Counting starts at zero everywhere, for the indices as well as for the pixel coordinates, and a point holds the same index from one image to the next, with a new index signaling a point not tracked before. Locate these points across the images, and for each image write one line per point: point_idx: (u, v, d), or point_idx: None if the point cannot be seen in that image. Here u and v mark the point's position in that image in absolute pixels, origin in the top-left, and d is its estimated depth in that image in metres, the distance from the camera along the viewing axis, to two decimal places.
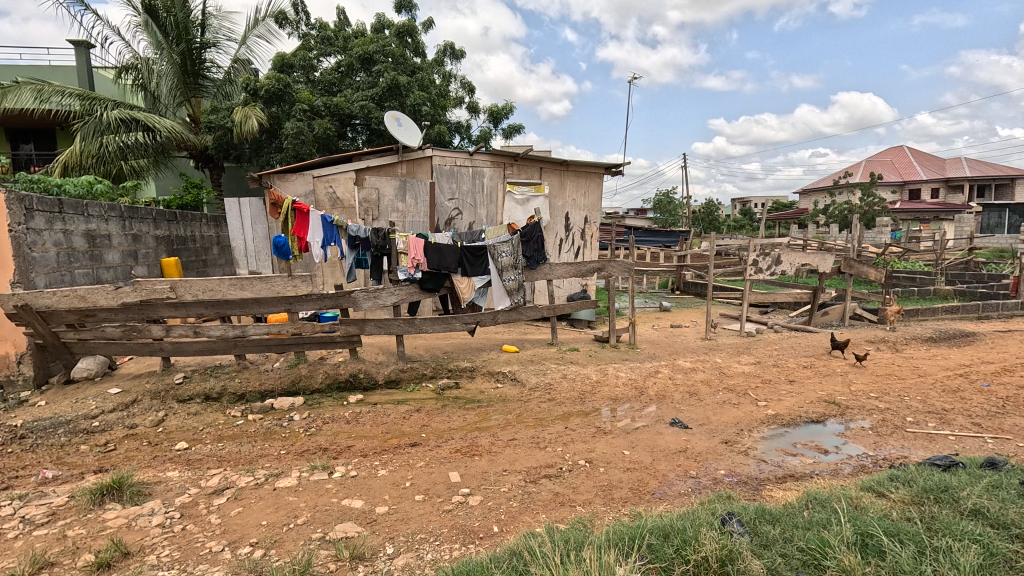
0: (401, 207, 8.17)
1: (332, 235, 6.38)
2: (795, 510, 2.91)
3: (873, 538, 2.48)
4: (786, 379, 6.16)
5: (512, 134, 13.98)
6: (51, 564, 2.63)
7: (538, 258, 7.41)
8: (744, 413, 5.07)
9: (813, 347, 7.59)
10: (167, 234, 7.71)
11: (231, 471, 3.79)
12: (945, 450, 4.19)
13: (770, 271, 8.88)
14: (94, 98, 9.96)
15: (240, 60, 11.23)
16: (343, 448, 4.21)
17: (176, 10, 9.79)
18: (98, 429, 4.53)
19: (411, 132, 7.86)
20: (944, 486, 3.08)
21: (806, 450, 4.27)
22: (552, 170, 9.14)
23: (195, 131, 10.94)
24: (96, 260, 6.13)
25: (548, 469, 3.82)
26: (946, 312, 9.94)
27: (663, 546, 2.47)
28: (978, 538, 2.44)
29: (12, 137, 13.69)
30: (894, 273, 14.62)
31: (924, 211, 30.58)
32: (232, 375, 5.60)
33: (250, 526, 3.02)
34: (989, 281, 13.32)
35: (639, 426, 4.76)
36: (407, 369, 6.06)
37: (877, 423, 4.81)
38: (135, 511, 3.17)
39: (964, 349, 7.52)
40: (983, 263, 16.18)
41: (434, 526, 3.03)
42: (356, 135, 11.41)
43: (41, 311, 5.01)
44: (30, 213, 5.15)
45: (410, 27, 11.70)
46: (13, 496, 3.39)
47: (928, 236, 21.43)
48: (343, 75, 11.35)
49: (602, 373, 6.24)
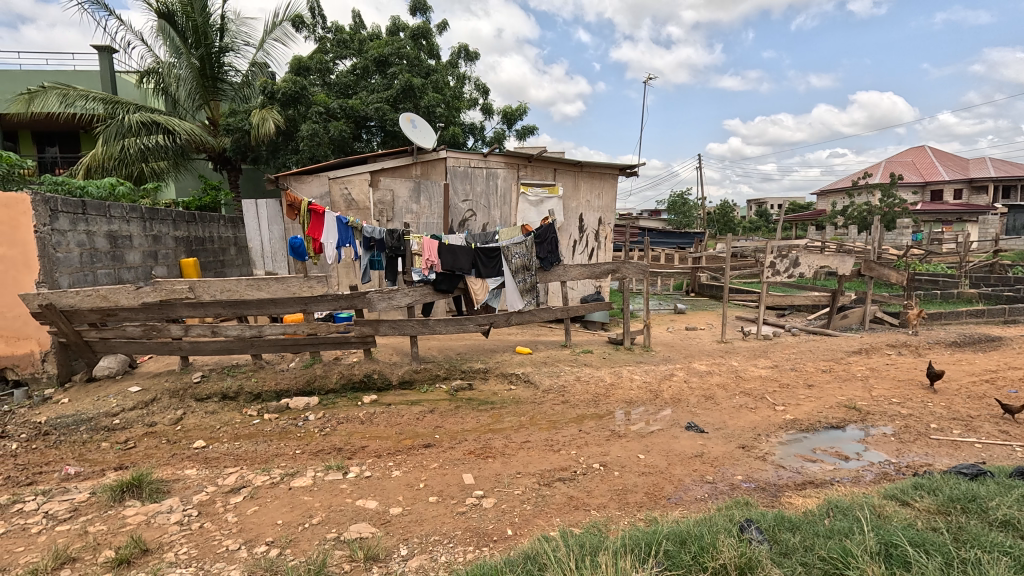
0: (416, 208, 8.20)
1: (347, 236, 6.44)
2: (816, 518, 2.84)
3: (898, 547, 2.41)
4: (805, 384, 6.04)
5: (525, 134, 13.95)
6: (73, 560, 2.68)
7: (552, 260, 7.39)
8: (762, 418, 4.99)
9: (832, 351, 7.45)
10: (186, 235, 7.84)
11: (247, 469, 3.83)
12: (972, 458, 4.07)
13: (788, 273, 8.70)
14: (116, 102, 10.18)
15: (257, 64, 11.40)
16: (357, 449, 4.24)
17: (195, 14, 9.99)
18: (119, 427, 4.62)
19: (426, 133, 7.87)
20: (972, 495, 2.98)
21: (825, 457, 4.18)
22: (566, 171, 9.10)
23: (214, 134, 11.14)
24: (118, 260, 6.26)
25: (562, 472, 3.79)
26: (971, 316, 9.68)
27: (680, 553, 2.43)
28: (1008, 550, 2.35)
29: (39, 140, 14.08)
30: (916, 275, 14.32)
31: (947, 212, 29.85)
32: (249, 375, 5.66)
33: (266, 525, 3.05)
34: (1016, 285, 12.95)
35: (653, 430, 4.71)
36: (421, 369, 6.07)
37: (900, 430, 4.69)
38: (154, 508, 3.21)
39: (990, 354, 7.30)
40: (1011, 265, 15.71)
41: (447, 528, 3.02)
42: (372, 137, 11.48)
43: (65, 310, 5.12)
44: (55, 215, 5.29)
45: (425, 29, 11.76)
46: (37, 491, 3.46)
47: (952, 238, 20.90)
48: (359, 78, 11.46)
49: (617, 376, 6.19)
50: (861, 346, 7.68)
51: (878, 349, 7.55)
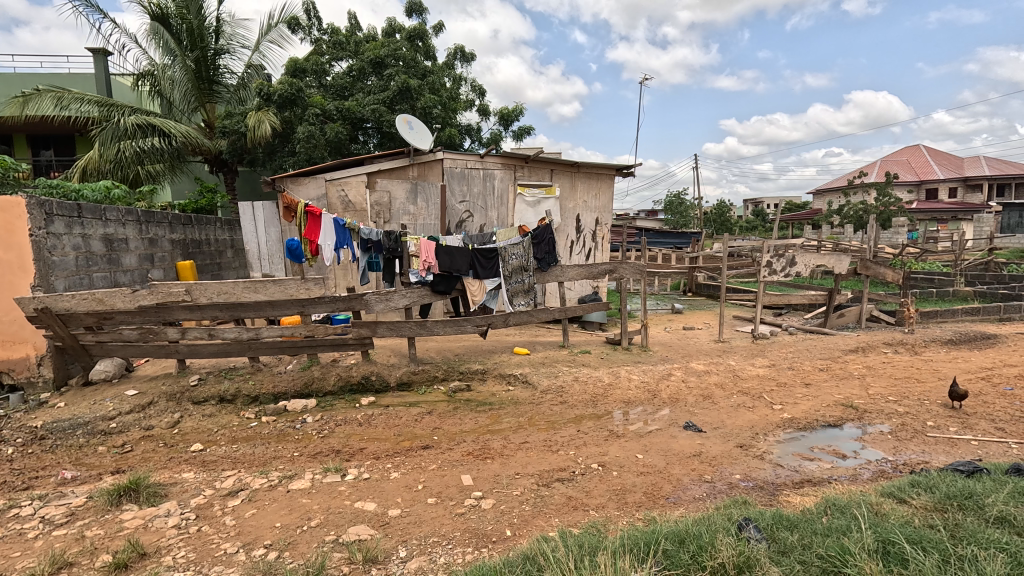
0: (413, 209, 8.19)
1: (344, 238, 6.42)
2: (813, 516, 2.85)
3: (896, 545, 2.42)
4: (802, 383, 6.05)
5: (522, 135, 13.95)
6: (70, 564, 2.66)
7: (549, 260, 7.41)
8: (760, 417, 5.00)
9: (829, 350, 7.47)
10: (182, 238, 7.82)
11: (245, 472, 3.82)
12: (969, 455, 4.10)
13: (785, 272, 8.70)
14: (111, 105, 10.14)
15: (253, 66, 11.38)
16: (356, 450, 4.23)
17: (190, 16, 9.97)
18: (116, 431, 4.60)
19: (423, 135, 7.90)
20: (968, 493, 3.00)
21: (823, 455, 4.19)
22: (563, 172, 9.12)
23: (210, 136, 11.12)
24: (113, 264, 6.23)
25: (561, 473, 3.79)
26: (966, 314, 9.72)
27: (679, 553, 2.43)
28: (1005, 546, 2.36)
29: (34, 143, 14.03)
30: (911, 274, 14.40)
31: (942, 211, 29.99)
32: (246, 377, 5.64)
33: (264, 528, 3.04)
34: (1011, 283, 13.01)
35: (652, 430, 4.72)
36: (419, 371, 6.06)
37: (896, 428, 4.71)
38: (151, 512, 3.21)
39: (985, 351, 7.34)
40: (1005, 263, 15.80)
41: (447, 529, 3.02)
42: (368, 138, 11.46)
43: (61, 314, 5.10)
44: (50, 218, 5.26)
45: (421, 31, 11.78)
46: (33, 496, 3.45)
47: (947, 237, 21.01)
48: (355, 79, 11.46)
49: (615, 376, 6.19)
50: (858, 345, 7.71)
51: (874, 348, 7.58)
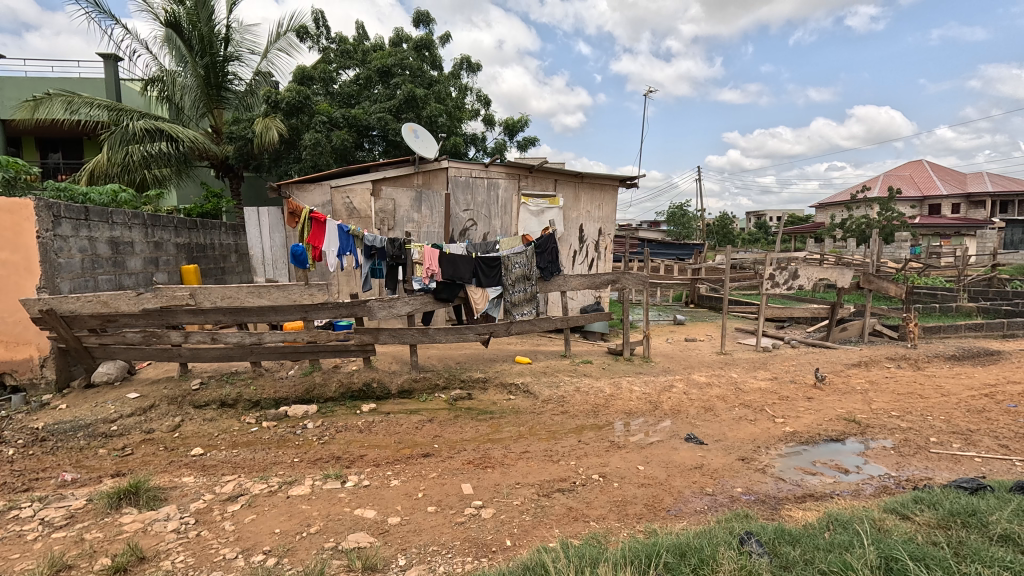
0: (417, 217, 8.26)
1: (348, 245, 6.41)
2: (816, 531, 2.83)
3: (899, 561, 2.39)
4: (805, 397, 6.02)
5: (527, 146, 14.05)
6: (69, 567, 2.66)
7: (552, 270, 7.36)
8: (762, 430, 4.97)
9: (832, 363, 7.46)
10: (187, 242, 7.87)
11: (245, 477, 3.82)
12: (972, 471, 4.07)
13: (788, 285, 8.65)
14: (121, 109, 10.14)
15: (261, 73, 11.56)
16: (356, 457, 4.22)
17: (201, 24, 10.09)
18: (117, 434, 4.60)
19: (428, 144, 8.03)
20: (971, 510, 2.97)
21: (825, 469, 4.17)
22: (566, 182, 9.15)
23: (217, 141, 11.20)
24: (119, 266, 6.26)
25: (561, 483, 3.78)
26: (971, 330, 9.67)
27: (680, 565, 2.42)
28: (1009, 564, 2.33)
29: (43, 146, 14.22)
30: (914, 289, 14.45)
31: (945, 226, 29.92)
32: (248, 382, 5.62)
33: (263, 534, 3.03)
34: (1013, 299, 13.03)
35: (653, 441, 4.70)
36: (420, 379, 6.05)
37: (899, 443, 4.69)
38: (151, 516, 3.20)
39: (989, 368, 7.31)
40: (1009, 280, 15.73)
41: (446, 538, 3.00)
42: (374, 146, 11.53)
43: (65, 316, 5.15)
44: (57, 221, 5.30)
45: (428, 41, 11.97)
46: (32, 498, 3.43)
47: (951, 251, 20.93)
48: (362, 87, 11.60)
49: (616, 387, 6.14)
50: (860, 359, 7.69)
51: (878, 363, 7.53)
